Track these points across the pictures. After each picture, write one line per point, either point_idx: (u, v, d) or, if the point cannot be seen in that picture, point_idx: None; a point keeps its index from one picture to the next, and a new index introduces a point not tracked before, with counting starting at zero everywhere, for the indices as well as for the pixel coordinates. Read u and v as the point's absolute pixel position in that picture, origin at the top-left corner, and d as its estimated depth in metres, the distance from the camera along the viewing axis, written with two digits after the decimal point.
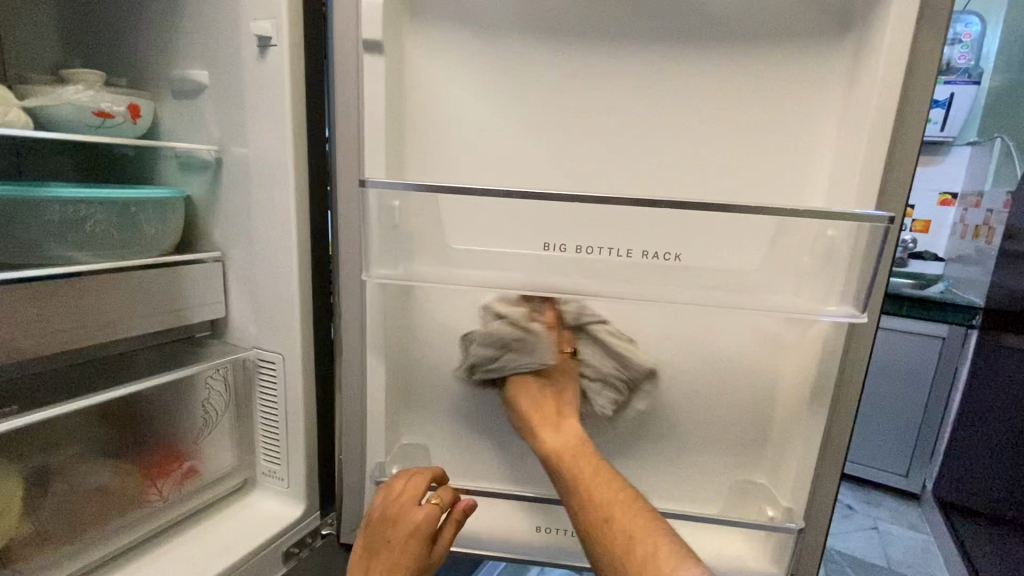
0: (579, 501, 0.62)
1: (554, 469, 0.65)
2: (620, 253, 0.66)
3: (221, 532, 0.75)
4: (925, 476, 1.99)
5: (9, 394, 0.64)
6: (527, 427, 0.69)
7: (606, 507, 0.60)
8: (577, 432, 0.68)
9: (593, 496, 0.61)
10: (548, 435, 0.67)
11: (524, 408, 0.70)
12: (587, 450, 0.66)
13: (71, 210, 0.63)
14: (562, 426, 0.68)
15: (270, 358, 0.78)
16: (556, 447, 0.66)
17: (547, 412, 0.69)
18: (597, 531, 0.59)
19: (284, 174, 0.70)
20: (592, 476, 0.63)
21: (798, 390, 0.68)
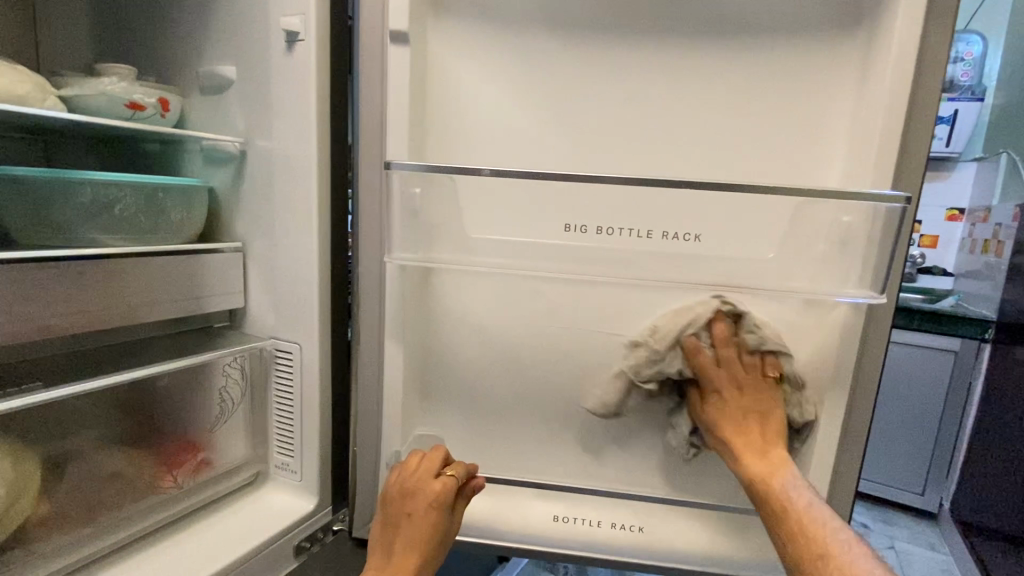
0: (787, 533, 0.57)
1: (759, 498, 0.61)
2: (639, 234, 0.65)
3: (233, 523, 0.75)
4: (942, 495, 1.93)
5: (30, 373, 0.65)
6: (728, 452, 0.65)
7: (816, 540, 0.55)
8: (785, 459, 0.63)
9: (806, 526, 0.57)
10: (753, 461, 0.63)
11: (725, 430, 0.66)
12: (790, 478, 0.61)
13: (101, 193, 0.65)
14: (770, 453, 0.64)
15: (287, 348, 0.79)
16: (762, 474, 0.62)
17: (750, 436, 0.65)
18: (810, 562, 0.54)
19: (307, 165, 0.72)
20: (800, 505, 0.59)
21: (816, 379, 0.69)
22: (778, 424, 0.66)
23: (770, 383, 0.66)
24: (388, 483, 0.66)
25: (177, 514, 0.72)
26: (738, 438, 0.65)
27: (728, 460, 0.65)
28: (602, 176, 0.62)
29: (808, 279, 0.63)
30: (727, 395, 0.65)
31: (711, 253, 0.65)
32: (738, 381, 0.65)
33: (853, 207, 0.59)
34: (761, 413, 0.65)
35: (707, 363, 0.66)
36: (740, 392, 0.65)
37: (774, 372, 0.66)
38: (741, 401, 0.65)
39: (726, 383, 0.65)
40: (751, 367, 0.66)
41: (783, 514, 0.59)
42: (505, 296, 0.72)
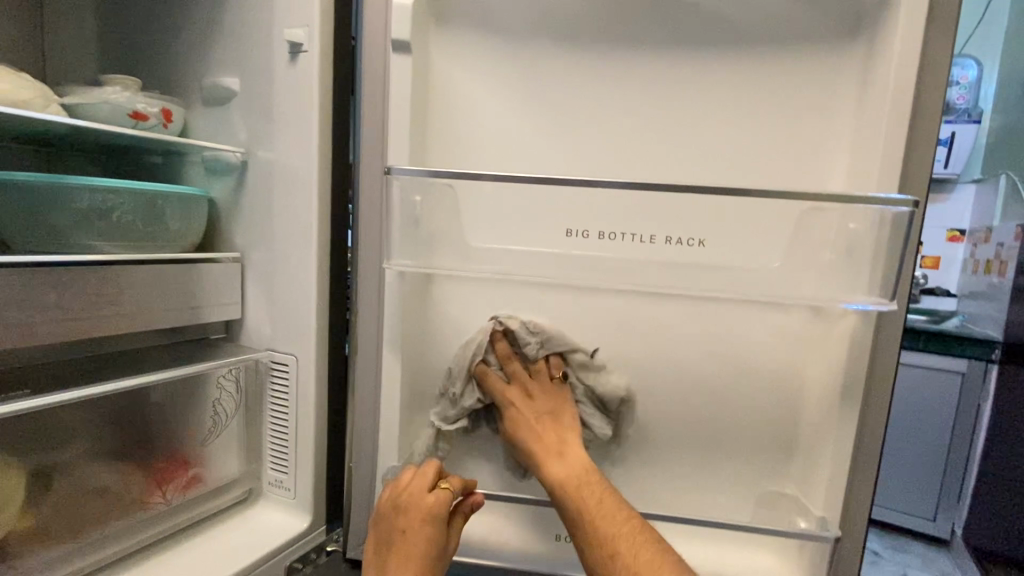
0: (587, 537, 0.60)
1: (564, 503, 0.62)
2: (641, 239, 0.64)
3: (222, 542, 0.72)
4: (955, 522, 1.88)
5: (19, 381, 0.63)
6: (531, 459, 0.65)
7: (608, 545, 0.58)
8: (584, 459, 0.64)
9: (602, 531, 0.59)
10: (555, 465, 0.64)
11: (522, 438, 0.66)
12: (594, 477, 0.63)
13: (99, 199, 0.65)
14: (567, 453, 0.65)
15: (283, 360, 0.77)
16: (562, 479, 0.63)
17: (550, 441, 0.65)
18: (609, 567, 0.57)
19: (307, 173, 0.72)
20: (598, 506, 0.61)
21: (824, 391, 0.67)
22: (572, 422, 0.67)
23: (555, 384, 0.69)
24: (382, 499, 0.64)
25: (164, 531, 0.69)
26: (529, 441, 0.65)
27: (531, 468, 0.65)
28: (603, 183, 0.62)
29: (813, 286, 0.62)
30: (528, 405, 0.67)
31: (716, 259, 0.64)
32: (540, 399, 0.67)
33: (857, 213, 0.59)
34: (551, 419, 0.67)
35: (496, 382, 0.68)
36: (529, 394, 0.67)
37: (558, 372, 0.69)
38: (533, 406, 0.67)
39: (514, 393, 0.67)
40: (538, 373, 0.68)
41: (585, 518, 0.60)
42: (509, 308, 0.72)
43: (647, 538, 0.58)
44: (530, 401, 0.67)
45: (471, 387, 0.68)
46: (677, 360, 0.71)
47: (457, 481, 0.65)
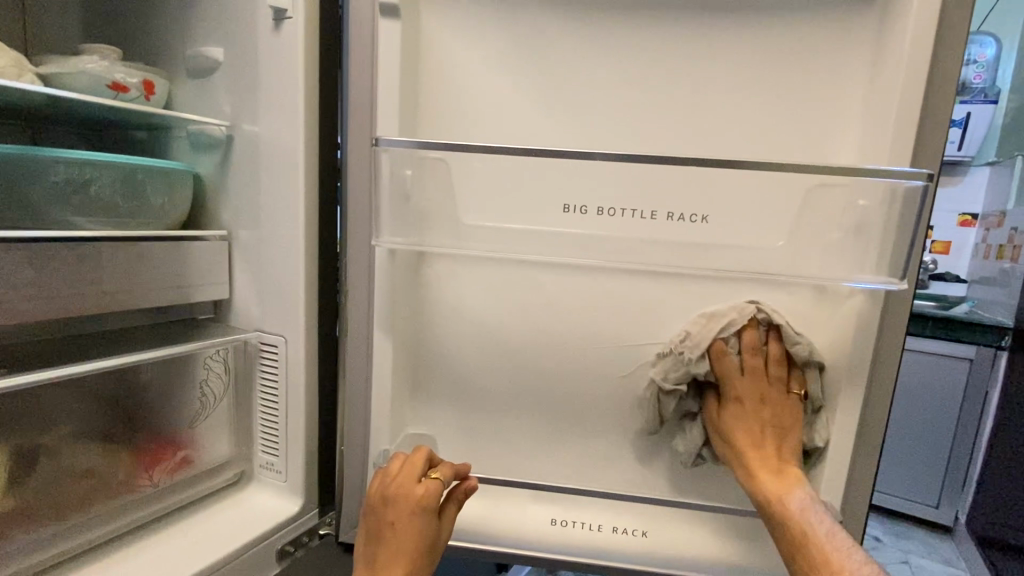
0: (796, 553, 0.56)
1: (770, 510, 0.59)
2: (643, 214, 0.61)
3: (212, 525, 0.71)
4: (957, 509, 1.87)
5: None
6: (742, 467, 0.62)
7: (810, 535, 0.56)
8: (800, 478, 0.61)
9: (812, 533, 0.56)
10: (768, 479, 0.60)
11: (739, 443, 0.63)
12: (808, 495, 0.59)
13: (77, 172, 0.63)
14: (786, 473, 0.61)
15: (273, 341, 0.75)
16: (778, 492, 0.59)
17: (767, 453, 0.62)
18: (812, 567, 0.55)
19: (293, 148, 0.69)
20: (812, 518, 0.57)
21: (831, 376, 0.64)
22: (795, 443, 0.63)
23: (792, 399, 0.64)
24: (370, 489, 0.62)
25: (151, 514, 0.68)
26: (759, 452, 0.62)
27: (739, 475, 0.62)
28: (602, 156, 0.59)
29: (821, 266, 0.59)
30: (750, 414, 0.63)
31: (720, 236, 0.61)
32: (772, 404, 0.64)
33: (868, 188, 0.55)
34: (775, 430, 0.63)
35: (733, 371, 0.64)
36: (757, 403, 0.63)
37: (797, 389, 0.64)
38: (760, 411, 0.63)
39: (750, 390, 0.63)
40: (777, 381, 0.64)
41: (786, 519, 0.58)
42: (502, 288, 0.69)
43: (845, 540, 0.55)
44: (751, 398, 0.63)
45: (704, 362, 0.64)
46: None
47: (448, 469, 0.64)
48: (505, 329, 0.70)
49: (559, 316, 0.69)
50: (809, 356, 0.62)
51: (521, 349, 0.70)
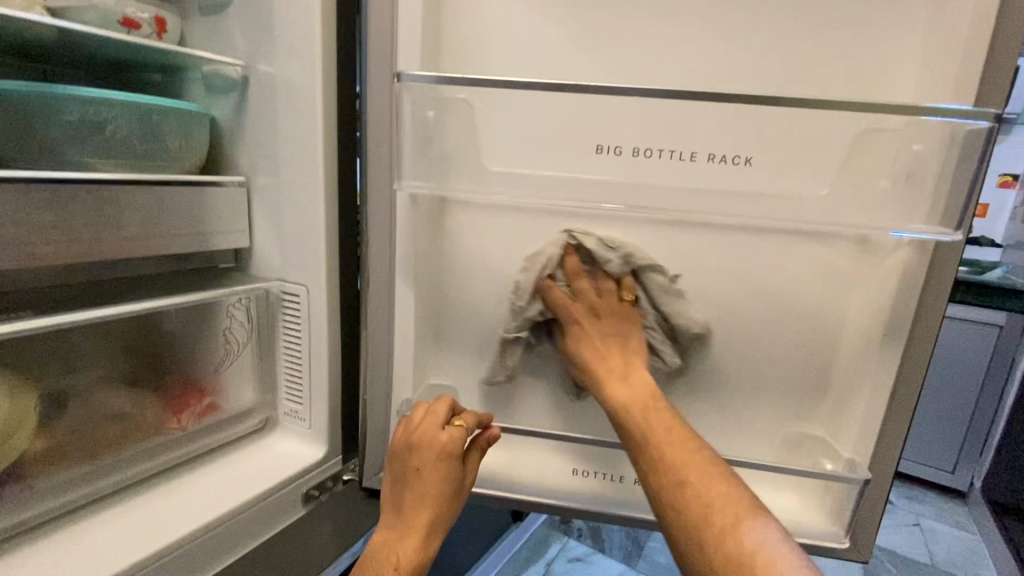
0: (651, 468, 0.55)
1: (624, 426, 0.59)
2: (680, 156, 0.57)
3: (240, 468, 0.72)
4: (973, 474, 1.86)
5: (23, 304, 0.62)
6: (593, 381, 0.63)
7: (684, 471, 0.53)
8: (649, 385, 0.61)
9: (671, 455, 0.55)
10: (615, 387, 0.61)
11: (585, 359, 0.63)
12: (663, 405, 0.59)
13: (92, 111, 0.61)
14: (630, 379, 0.62)
15: (294, 290, 0.74)
16: (625, 402, 0.60)
17: (614, 363, 0.63)
18: (670, 491, 0.53)
19: (309, 87, 0.66)
20: (665, 433, 0.56)
21: (868, 331, 0.62)
22: (638, 348, 0.64)
23: (625, 307, 0.64)
24: (394, 437, 0.63)
25: (180, 456, 0.70)
26: (603, 360, 0.63)
27: (592, 388, 0.63)
28: (635, 96, 0.55)
29: (867, 214, 0.55)
30: (580, 330, 0.64)
31: (760, 181, 0.57)
32: (602, 321, 0.63)
33: (925, 131, 0.51)
34: (616, 340, 0.63)
35: (563, 300, 0.63)
36: (590, 324, 0.63)
37: (630, 294, 0.64)
38: (597, 325, 0.63)
39: (581, 311, 0.64)
40: (607, 291, 0.64)
41: (643, 439, 0.57)
42: (525, 238, 0.66)
43: (717, 471, 0.53)
44: (587, 319, 0.63)
45: (535, 300, 0.64)
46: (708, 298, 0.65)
47: (470, 418, 0.64)
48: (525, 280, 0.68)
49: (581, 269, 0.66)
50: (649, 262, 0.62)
51: None
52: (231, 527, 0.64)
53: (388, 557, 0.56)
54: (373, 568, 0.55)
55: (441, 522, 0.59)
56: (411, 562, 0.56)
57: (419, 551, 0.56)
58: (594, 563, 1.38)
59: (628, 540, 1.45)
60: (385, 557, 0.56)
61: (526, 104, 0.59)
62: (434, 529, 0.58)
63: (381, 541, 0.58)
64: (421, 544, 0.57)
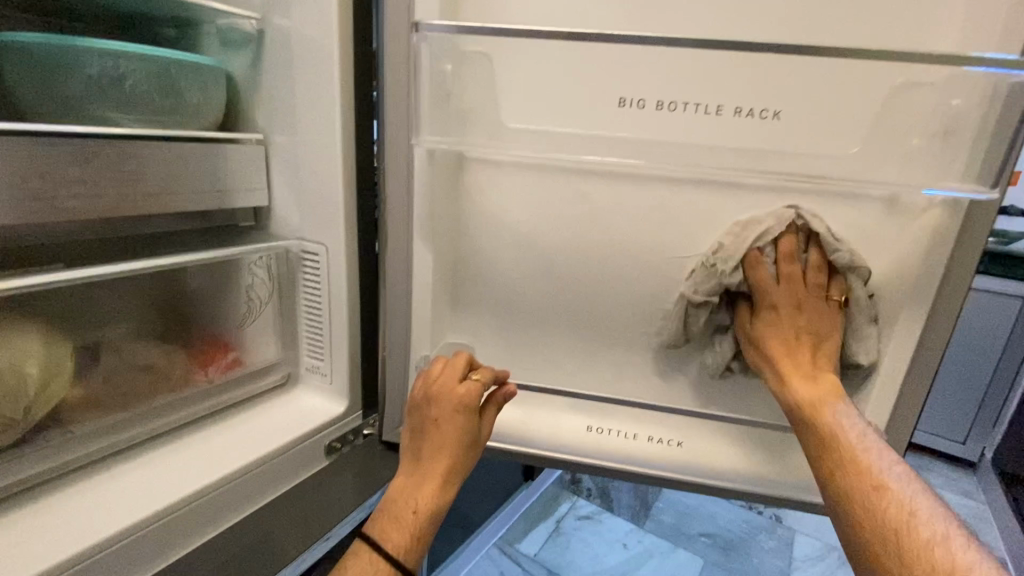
0: (828, 459, 0.55)
1: (809, 422, 0.58)
2: (706, 110, 0.56)
3: (265, 420, 0.75)
4: (985, 445, 1.86)
5: (53, 255, 0.64)
6: (774, 374, 0.62)
7: (872, 475, 0.51)
8: (836, 386, 0.59)
9: (857, 457, 0.53)
10: (801, 383, 0.60)
11: (770, 348, 0.62)
12: (844, 403, 0.58)
13: (110, 64, 0.61)
14: (819, 378, 0.60)
15: (314, 248, 0.75)
16: (811, 399, 0.58)
17: (797, 358, 0.61)
18: (860, 493, 0.51)
19: (326, 41, 0.65)
20: (851, 428, 0.56)
21: (893, 293, 0.60)
22: (830, 351, 0.62)
23: (831, 306, 0.62)
24: (414, 391, 0.64)
25: (208, 408, 0.73)
26: (787, 356, 0.61)
27: (771, 383, 0.62)
28: (663, 45, 0.53)
29: (897, 173, 0.54)
30: (777, 323, 0.62)
31: (788, 136, 0.56)
32: (806, 308, 0.62)
33: (967, 85, 0.49)
34: (809, 338, 0.62)
35: (768, 279, 0.62)
36: (780, 318, 0.62)
37: (838, 294, 0.62)
38: (797, 320, 0.62)
39: (784, 297, 0.62)
40: (818, 287, 0.62)
41: (824, 437, 0.56)
42: (545, 197, 0.66)
43: (889, 474, 0.51)
44: (784, 309, 0.62)
45: (738, 272, 0.62)
46: None
47: (487, 375, 0.65)
48: (545, 240, 0.67)
49: (604, 228, 0.65)
50: (852, 262, 0.59)
51: (561, 261, 0.68)
52: (259, 474, 0.67)
53: (407, 502, 0.58)
54: (392, 511, 0.58)
55: (458, 472, 0.61)
56: (428, 507, 0.58)
57: (437, 498, 0.58)
58: (603, 521, 1.43)
59: (636, 501, 1.48)
60: (404, 502, 0.58)
61: (548, 54, 0.58)
62: (451, 477, 0.60)
63: (400, 488, 0.60)
64: (439, 491, 0.59)
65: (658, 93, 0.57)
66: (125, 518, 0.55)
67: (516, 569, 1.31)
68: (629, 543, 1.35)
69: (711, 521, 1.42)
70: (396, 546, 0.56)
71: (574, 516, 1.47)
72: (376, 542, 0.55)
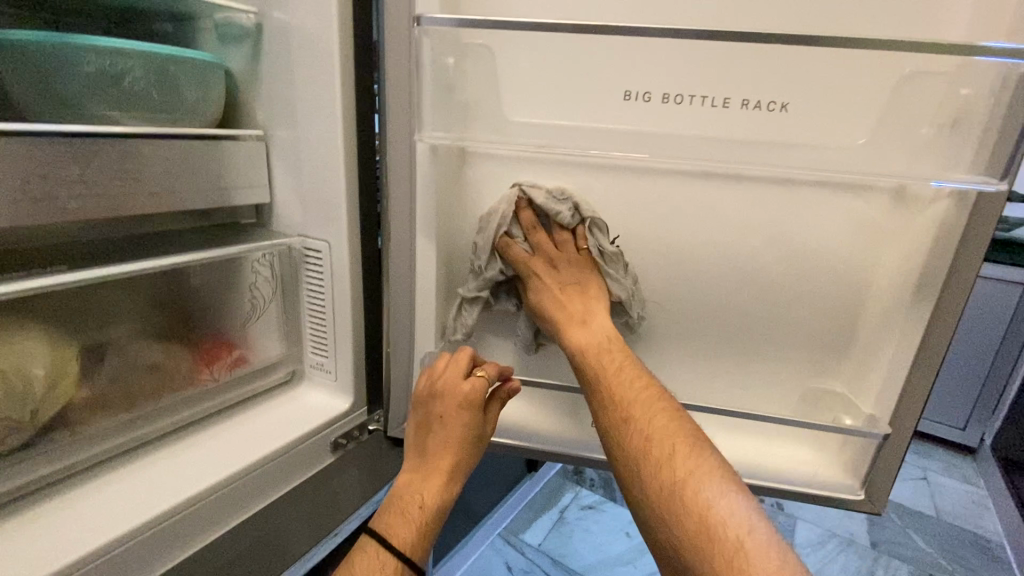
0: (616, 423, 0.57)
1: (590, 376, 0.61)
2: (714, 103, 0.55)
3: (270, 418, 0.75)
4: (985, 432, 1.88)
5: (57, 256, 0.64)
6: (553, 327, 0.65)
7: (649, 411, 0.57)
8: (605, 329, 0.64)
9: (630, 397, 0.58)
10: (576, 332, 0.63)
11: (546, 310, 0.65)
12: (617, 347, 0.63)
13: (108, 63, 0.60)
14: (590, 322, 0.64)
15: (316, 246, 0.75)
16: (584, 345, 0.63)
17: (575, 308, 0.65)
18: (623, 428, 0.57)
19: (325, 35, 0.64)
20: (628, 388, 0.59)
21: (898, 285, 0.60)
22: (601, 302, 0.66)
23: (581, 256, 0.66)
24: (417, 387, 0.64)
25: (213, 406, 0.73)
26: (558, 310, 0.65)
27: (553, 337, 0.65)
28: (669, 37, 0.52)
29: (904, 164, 0.53)
30: (562, 281, 0.66)
31: (794, 128, 0.55)
32: (564, 273, 0.66)
33: (977, 75, 0.49)
34: (574, 288, 0.66)
35: (522, 257, 0.65)
36: (556, 280, 0.66)
37: (585, 245, 0.66)
38: (557, 278, 0.66)
39: (538, 264, 0.66)
40: (564, 244, 0.66)
41: (600, 381, 0.60)
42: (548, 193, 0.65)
43: (664, 407, 0.57)
44: (557, 272, 0.66)
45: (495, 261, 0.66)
46: (737, 252, 0.64)
47: (490, 370, 0.65)
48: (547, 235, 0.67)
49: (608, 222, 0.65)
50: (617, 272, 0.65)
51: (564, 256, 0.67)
52: (268, 471, 0.67)
53: (413, 496, 0.58)
54: (399, 505, 0.59)
55: (463, 466, 0.61)
56: (434, 501, 0.58)
57: (442, 491, 0.59)
58: (605, 510, 1.48)
59: None
60: (411, 496, 0.59)
61: (552, 46, 0.57)
62: (456, 471, 0.61)
63: (405, 483, 0.60)
64: (445, 485, 0.59)
65: (663, 85, 0.56)
66: (136, 518, 0.56)
67: (521, 558, 1.33)
68: (632, 533, 1.40)
69: None
70: (402, 541, 0.56)
71: (577, 505, 1.51)
72: (382, 538, 0.56)
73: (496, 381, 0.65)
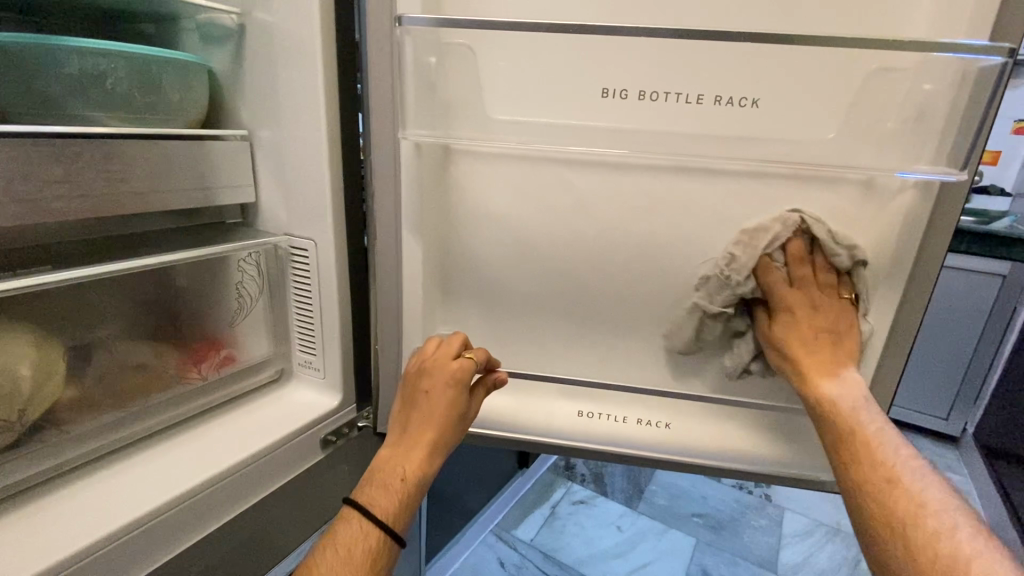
0: (857, 480, 0.55)
1: (827, 421, 0.60)
2: (687, 99, 0.57)
3: (259, 415, 0.76)
4: (966, 420, 1.92)
5: (43, 254, 0.64)
6: (797, 372, 0.63)
7: (891, 468, 0.55)
8: (860, 385, 0.61)
9: (877, 451, 0.56)
10: (827, 382, 0.61)
11: (792, 349, 0.64)
12: (863, 406, 0.60)
13: (91, 64, 0.61)
14: (842, 376, 0.62)
15: (301, 244, 0.75)
16: (833, 398, 0.60)
17: (822, 359, 0.63)
18: (872, 487, 0.54)
19: (309, 36, 0.64)
20: (864, 444, 0.56)
21: (870, 275, 0.62)
22: (853, 346, 0.63)
23: (843, 304, 0.64)
24: (408, 363, 0.66)
25: (202, 405, 0.73)
26: (806, 353, 0.63)
27: (791, 382, 0.64)
28: (645, 35, 0.54)
29: (872, 157, 0.55)
30: (801, 330, 0.64)
31: (768, 123, 0.56)
32: (803, 320, 0.64)
33: (939, 70, 0.51)
34: (827, 336, 0.64)
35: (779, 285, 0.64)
36: (806, 324, 0.64)
37: (847, 292, 0.64)
38: (813, 319, 0.64)
39: (798, 303, 0.64)
40: (827, 288, 0.65)
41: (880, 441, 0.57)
42: (531, 189, 0.66)
43: (912, 476, 0.54)
44: (799, 313, 0.64)
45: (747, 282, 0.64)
46: (716, 246, 0.65)
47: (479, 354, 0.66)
48: (530, 230, 0.68)
49: (590, 217, 0.66)
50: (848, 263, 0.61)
51: (547, 250, 0.69)
52: (258, 467, 0.68)
53: (395, 469, 0.60)
54: (381, 477, 0.60)
55: (446, 444, 0.62)
56: (415, 474, 0.60)
57: (423, 464, 0.60)
58: (596, 505, 1.50)
59: (629, 485, 1.57)
60: (392, 468, 0.60)
61: (529, 45, 0.58)
62: (439, 447, 0.62)
63: (390, 455, 0.61)
64: (427, 459, 0.61)
65: (641, 83, 0.57)
66: (125, 514, 0.56)
67: (515, 554, 1.34)
68: (623, 526, 1.42)
69: (702, 503, 1.53)
70: (384, 512, 0.57)
71: (568, 500, 1.52)
72: (364, 509, 0.57)
73: (483, 363, 0.67)
